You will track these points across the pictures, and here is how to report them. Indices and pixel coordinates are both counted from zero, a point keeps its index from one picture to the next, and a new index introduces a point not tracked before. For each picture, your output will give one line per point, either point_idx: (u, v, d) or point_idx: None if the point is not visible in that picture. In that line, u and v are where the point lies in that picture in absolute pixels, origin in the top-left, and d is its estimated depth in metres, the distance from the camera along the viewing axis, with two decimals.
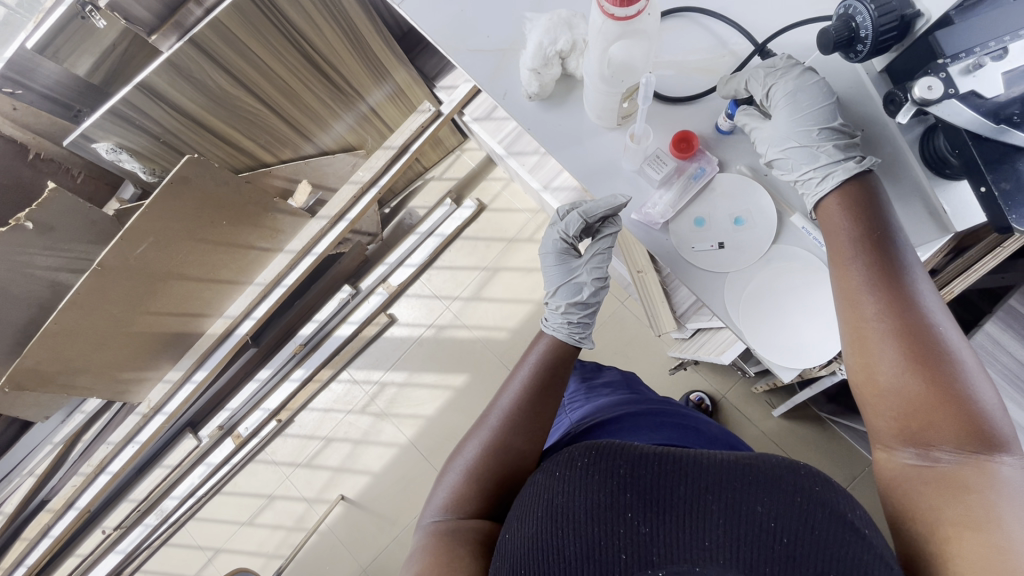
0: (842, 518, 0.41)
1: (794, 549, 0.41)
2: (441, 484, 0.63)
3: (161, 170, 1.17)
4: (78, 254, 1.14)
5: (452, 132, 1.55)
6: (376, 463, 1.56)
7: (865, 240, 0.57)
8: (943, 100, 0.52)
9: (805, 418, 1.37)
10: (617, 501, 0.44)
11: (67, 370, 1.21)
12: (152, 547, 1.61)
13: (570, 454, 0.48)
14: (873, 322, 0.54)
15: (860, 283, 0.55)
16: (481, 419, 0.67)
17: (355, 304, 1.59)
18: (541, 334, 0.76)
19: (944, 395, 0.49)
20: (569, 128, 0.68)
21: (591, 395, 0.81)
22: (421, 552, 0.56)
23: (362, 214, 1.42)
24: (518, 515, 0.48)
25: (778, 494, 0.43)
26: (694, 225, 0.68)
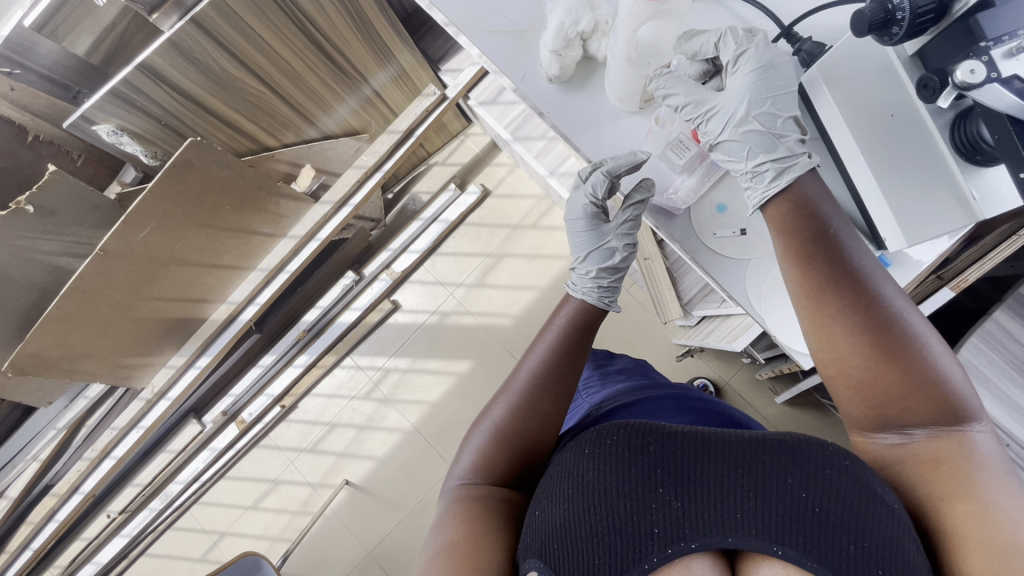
0: (869, 489, 0.42)
1: (828, 517, 0.42)
2: (468, 446, 0.63)
3: (163, 154, 1.15)
4: (79, 239, 1.13)
5: (456, 117, 1.53)
6: (380, 448, 1.56)
7: (809, 234, 0.54)
8: (984, 84, 0.52)
9: (808, 404, 1.38)
10: (648, 476, 0.46)
11: (71, 355, 1.20)
12: (157, 531, 1.63)
13: (598, 432, 0.50)
14: (830, 320, 0.51)
15: (813, 282, 0.53)
16: (507, 383, 0.66)
17: (359, 291, 1.58)
18: (567, 296, 0.73)
19: (910, 377, 0.48)
20: (588, 112, 0.67)
21: (607, 380, 0.82)
22: (451, 518, 0.57)
23: (366, 200, 1.41)
24: (547, 492, 0.51)
25: (808, 466, 0.43)
26: (716, 211, 0.68)
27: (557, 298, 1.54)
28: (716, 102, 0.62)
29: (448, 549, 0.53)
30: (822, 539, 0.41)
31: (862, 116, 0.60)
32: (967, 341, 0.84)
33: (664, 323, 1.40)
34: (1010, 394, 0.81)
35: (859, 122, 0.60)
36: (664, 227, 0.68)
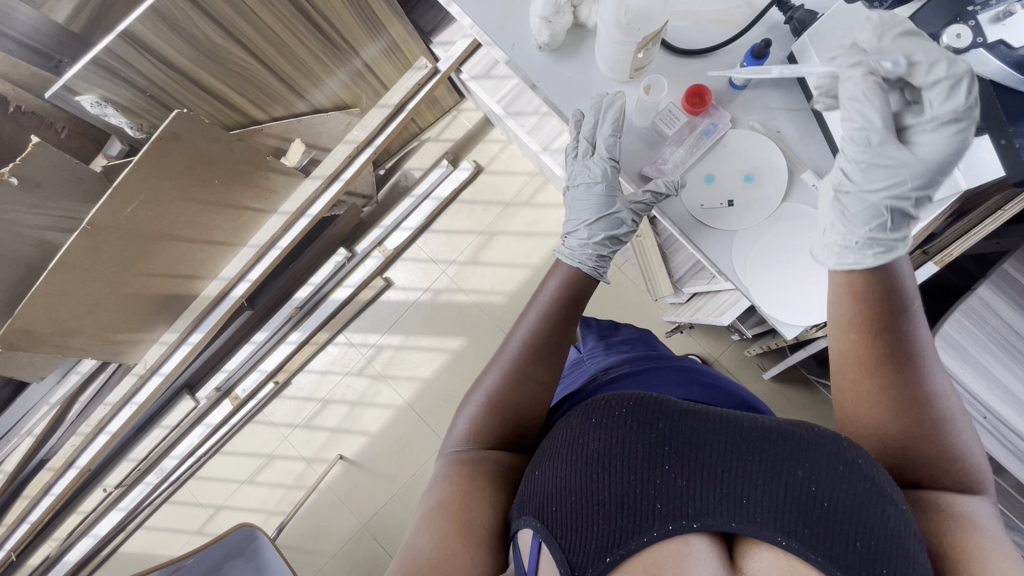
0: (868, 479, 0.45)
1: (832, 510, 0.43)
2: (461, 415, 0.65)
3: (149, 126, 1.13)
4: (66, 213, 1.12)
5: (448, 91, 1.51)
6: (374, 424, 1.58)
7: (876, 300, 0.55)
8: (972, 48, 0.59)
9: (795, 380, 1.40)
10: (655, 451, 0.48)
11: (62, 330, 1.20)
12: (154, 505, 1.65)
13: (606, 403, 0.52)
14: (878, 380, 0.54)
15: (871, 341, 0.54)
16: (499, 352, 0.67)
17: (351, 268, 1.58)
18: (559, 262, 0.72)
19: (930, 448, 0.53)
20: (579, 81, 0.69)
21: (610, 350, 0.82)
22: (444, 480, 0.60)
23: (358, 175, 1.40)
24: (550, 456, 0.53)
25: (818, 459, 0.45)
26: (704, 182, 0.69)
27: None
28: (887, 156, 0.59)
29: (440, 510, 0.57)
30: (825, 532, 0.43)
31: None
32: (952, 316, 0.84)
33: (655, 300, 1.41)
34: (992, 369, 0.83)
35: None
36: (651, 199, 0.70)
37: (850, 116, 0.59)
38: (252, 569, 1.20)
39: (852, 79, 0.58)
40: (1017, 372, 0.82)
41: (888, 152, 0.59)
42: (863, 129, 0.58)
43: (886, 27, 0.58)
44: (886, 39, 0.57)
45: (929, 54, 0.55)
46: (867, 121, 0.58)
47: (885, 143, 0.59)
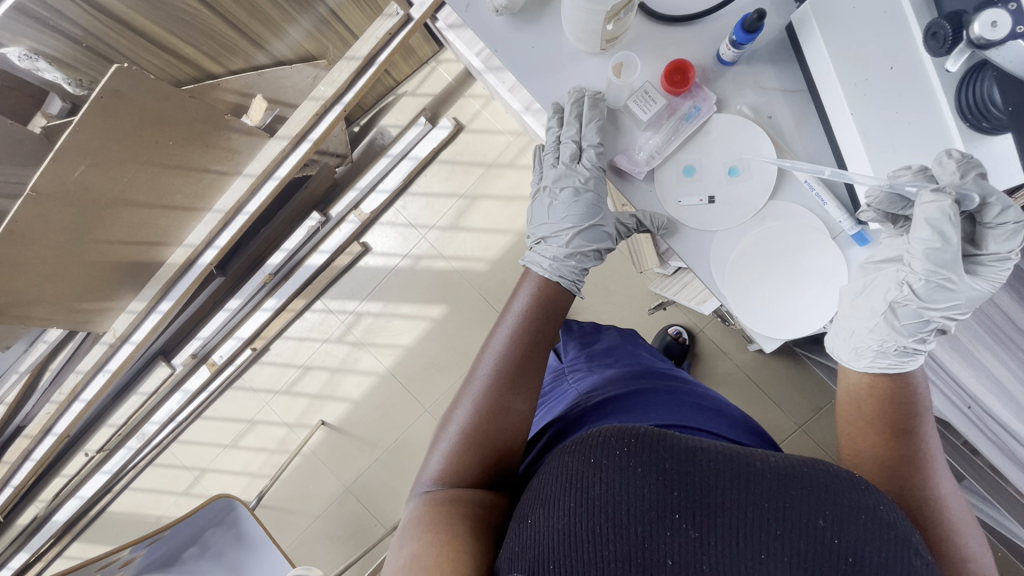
0: (883, 522, 0.44)
1: (855, 565, 0.42)
2: (434, 453, 0.61)
3: (89, 81, 1.04)
4: (8, 178, 1.03)
5: (425, 40, 1.41)
6: (355, 391, 1.56)
7: (893, 411, 0.60)
8: (1007, 41, 0.49)
9: (782, 352, 1.38)
10: (664, 501, 0.44)
11: (21, 300, 1.13)
12: (138, 467, 1.65)
13: (604, 440, 0.48)
14: (892, 478, 0.56)
15: (886, 442, 0.58)
16: (469, 378, 0.64)
17: (326, 233, 1.51)
18: (527, 272, 0.71)
19: (944, 553, 0.52)
20: (547, 50, 0.69)
21: (593, 365, 0.80)
22: (418, 526, 0.53)
23: (326, 135, 1.26)
24: (543, 501, 0.48)
25: (837, 507, 0.44)
26: (683, 174, 0.70)
27: None
28: (951, 281, 0.60)
29: (414, 566, 0.49)
30: None
31: (854, 69, 0.61)
32: None
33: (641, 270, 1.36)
34: (980, 360, 0.78)
35: (853, 77, 0.61)
36: (626, 193, 0.71)
37: (924, 233, 0.58)
38: (232, 537, 1.20)
39: (933, 202, 0.57)
40: (1012, 367, 0.76)
41: (952, 275, 0.59)
42: (934, 248, 0.59)
43: (969, 164, 0.56)
44: (969, 177, 0.56)
45: (1002, 196, 0.58)
46: (944, 240, 0.58)
47: (953, 268, 0.59)
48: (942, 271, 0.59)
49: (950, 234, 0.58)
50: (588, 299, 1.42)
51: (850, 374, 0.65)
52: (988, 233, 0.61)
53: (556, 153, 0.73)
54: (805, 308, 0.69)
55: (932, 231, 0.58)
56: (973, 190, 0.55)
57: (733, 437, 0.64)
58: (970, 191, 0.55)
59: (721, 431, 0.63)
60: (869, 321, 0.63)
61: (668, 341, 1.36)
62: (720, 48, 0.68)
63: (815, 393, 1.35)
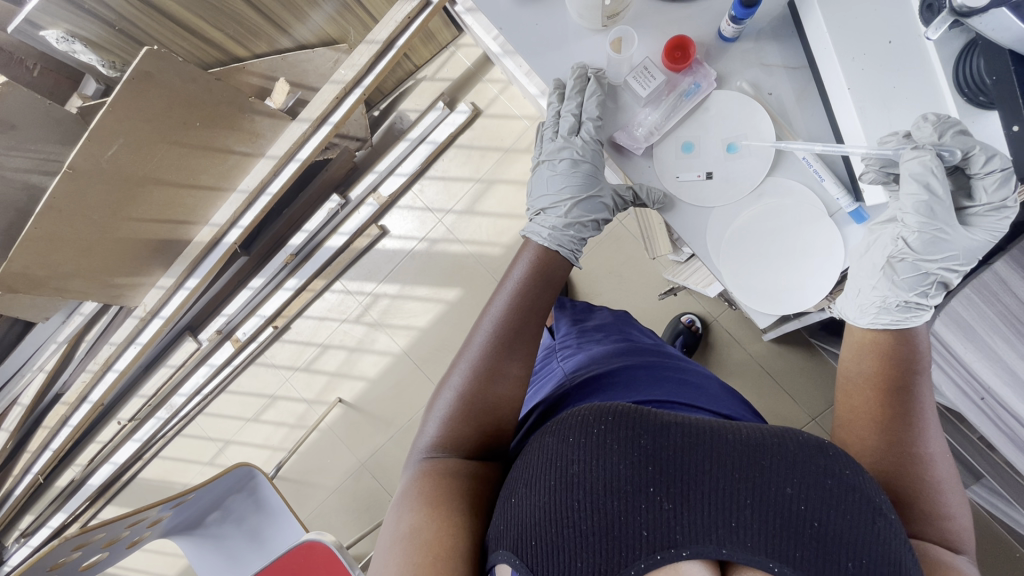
0: (851, 488, 0.45)
1: (823, 531, 0.44)
2: (429, 421, 0.62)
3: (122, 63, 1.09)
4: (46, 155, 1.08)
5: (445, 25, 1.43)
6: (371, 369, 1.60)
7: (893, 369, 0.58)
8: (990, 10, 0.49)
9: (795, 343, 1.36)
10: (640, 477, 0.46)
11: (59, 274, 1.19)
12: (167, 437, 1.73)
13: (581, 419, 0.50)
14: (884, 433, 0.55)
15: (882, 398, 0.56)
16: (465, 343, 0.66)
17: (346, 215, 1.54)
18: (527, 242, 0.72)
19: (924, 507, 0.52)
20: (553, 31, 0.70)
21: (582, 341, 0.82)
22: (414, 499, 0.55)
23: (346, 118, 1.29)
24: (525, 481, 0.50)
25: (805, 474, 0.45)
26: (682, 150, 0.70)
27: None
28: (945, 231, 0.61)
29: (412, 540, 0.51)
30: (816, 554, 0.43)
31: (854, 42, 0.60)
32: (960, 292, 0.79)
33: (654, 258, 1.36)
34: (991, 347, 0.77)
35: (851, 51, 0.60)
36: (624, 167, 0.72)
37: (911, 188, 0.60)
38: (252, 504, 1.25)
39: (914, 159, 0.58)
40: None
41: (943, 225, 0.61)
42: (922, 200, 0.60)
43: (946, 125, 0.58)
44: (947, 136, 0.57)
45: (985, 146, 0.58)
46: (930, 192, 0.60)
47: (943, 218, 0.61)
48: (934, 221, 0.60)
49: (935, 185, 0.60)
50: (601, 285, 1.43)
51: (853, 331, 0.63)
52: (979, 184, 0.60)
53: (555, 127, 0.74)
54: (802, 286, 0.68)
55: (918, 185, 0.60)
56: (953, 146, 0.57)
57: (716, 407, 0.65)
58: (950, 147, 0.57)
59: (705, 402, 0.65)
60: (872, 277, 0.63)
61: (681, 329, 1.36)
62: (721, 24, 0.68)
63: (826, 383, 1.33)
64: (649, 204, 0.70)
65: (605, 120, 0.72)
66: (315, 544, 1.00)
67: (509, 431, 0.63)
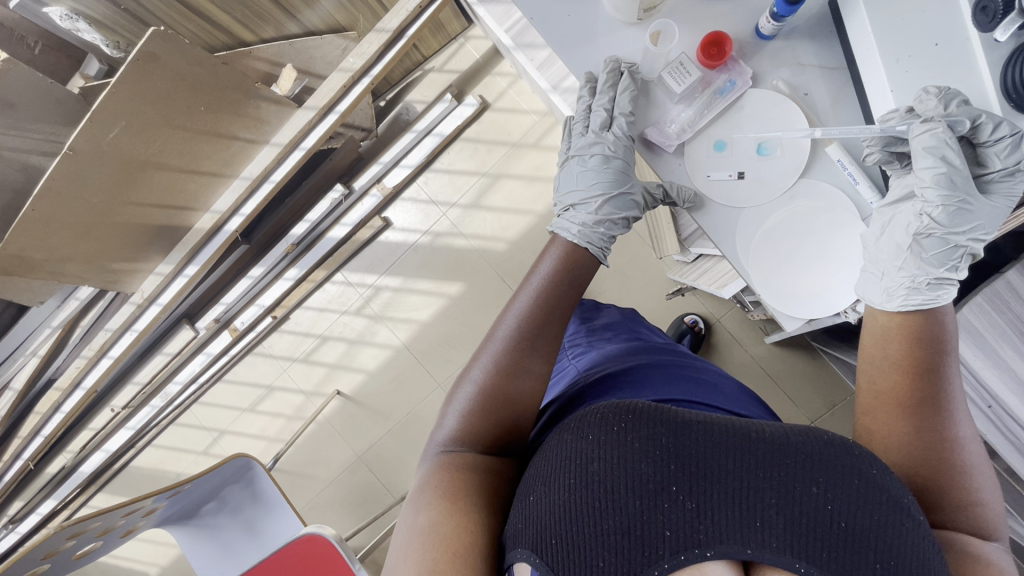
0: (879, 490, 0.45)
1: (850, 531, 0.43)
2: (447, 414, 0.62)
3: (126, 44, 1.07)
4: (47, 136, 1.06)
5: (455, 15, 1.41)
6: (371, 362, 1.59)
7: (922, 354, 0.57)
8: None
9: (797, 345, 1.37)
10: (662, 475, 0.45)
11: (55, 257, 1.17)
12: (160, 426, 1.71)
13: (602, 417, 0.49)
14: (912, 420, 0.54)
15: (911, 383, 0.55)
16: (488, 338, 0.65)
17: (349, 205, 1.52)
18: (554, 238, 0.71)
19: (953, 495, 0.52)
20: (577, 24, 0.69)
21: (593, 340, 0.81)
22: (431, 494, 0.54)
23: (353, 107, 1.27)
24: (544, 478, 0.49)
25: (831, 475, 0.45)
26: (715, 149, 0.69)
27: None
28: (967, 201, 0.61)
29: (431, 535, 0.50)
30: (843, 555, 0.43)
31: (900, 44, 0.60)
32: (971, 300, 0.79)
33: (661, 257, 1.36)
34: (1000, 354, 0.78)
35: (897, 52, 0.60)
36: (655, 165, 0.71)
37: (928, 163, 0.61)
38: (249, 495, 1.24)
39: (926, 132, 0.59)
40: None
41: (965, 196, 0.61)
42: (941, 172, 0.61)
43: (949, 95, 0.58)
44: (953, 106, 0.58)
45: (993, 114, 0.58)
46: (948, 164, 0.60)
47: (964, 189, 0.61)
48: (955, 194, 0.61)
49: (951, 156, 0.60)
50: (606, 282, 1.42)
51: (878, 315, 0.62)
52: (989, 152, 0.61)
53: (586, 122, 0.74)
54: (826, 289, 0.68)
55: (934, 158, 0.60)
56: (961, 116, 0.57)
57: (734, 407, 0.65)
58: (958, 118, 0.58)
59: (724, 403, 0.65)
60: (898, 258, 0.62)
61: (684, 329, 1.35)
62: (759, 21, 0.67)
63: (827, 387, 1.34)
64: (679, 203, 0.69)
65: (636, 117, 0.72)
66: (315, 537, 1.00)
67: (527, 427, 0.62)
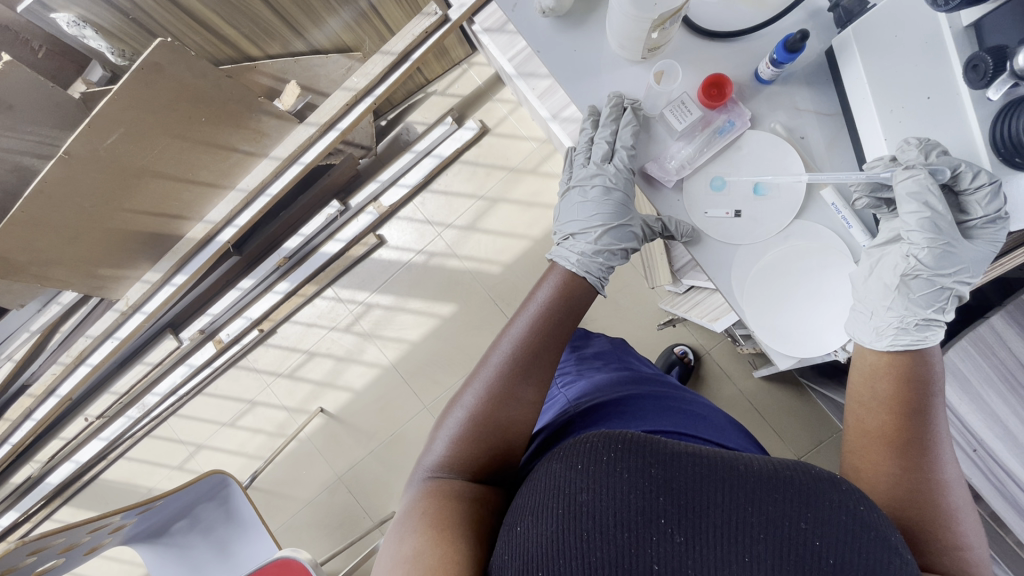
0: (865, 527, 0.44)
1: (837, 567, 0.43)
2: (437, 440, 0.61)
3: (132, 52, 1.07)
4: (44, 139, 1.05)
5: (459, 42, 1.43)
6: (358, 381, 1.57)
7: (909, 393, 0.58)
8: None
9: (786, 382, 1.37)
10: (651, 507, 0.45)
11: (40, 260, 1.15)
12: (135, 438, 1.66)
13: (590, 445, 0.48)
14: (900, 460, 0.55)
15: (898, 423, 0.56)
16: (482, 362, 0.65)
17: (344, 222, 1.52)
18: (554, 266, 0.72)
19: (941, 538, 0.51)
20: (582, 56, 0.71)
21: (582, 369, 0.81)
22: (418, 520, 0.53)
23: (354, 126, 1.29)
24: (532, 507, 0.48)
25: (819, 510, 0.44)
26: (712, 187, 0.70)
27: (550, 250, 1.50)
28: (950, 245, 0.63)
29: (415, 564, 0.48)
30: None
31: (895, 95, 0.62)
32: (956, 344, 0.81)
33: (653, 287, 1.37)
34: (986, 400, 0.79)
35: (891, 103, 0.62)
36: (654, 198, 0.72)
37: (911, 207, 0.63)
38: (224, 513, 1.21)
39: (909, 178, 0.60)
40: (1018, 412, 0.78)
41: (950, 240, 0.63)
42: (925, 217, 0.63)
43: (929, 147, 0.61)
44: (932, 156, 0.61)
45: (971, 163, 0.61)
46: (930, 209, 0.63)
47: (948, 233, 0.63)
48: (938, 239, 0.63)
49: (932, 203, 0.63)
50: (598, 310, 1.43)
51: (868, 355, 0.63)
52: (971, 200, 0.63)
53: (587, 153, 0.76)
54: (818, 329, 0.69)
55: (916, 203, 0.63)
56: (942, 165, 0.60)
57: (722, 440, 0.65)
58: (939, 166, 0.60)
59: (714, 437, 0.64)
60: (887, 299, 0.63)
61: (673, 360, 1.35)
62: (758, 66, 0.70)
63: (816, 425, 1.34)
64: (677, 236, 0.70)
65: (636, 151, 0.73)
66: (289, 561, 0.97)
67: (517, 454, 0.62)
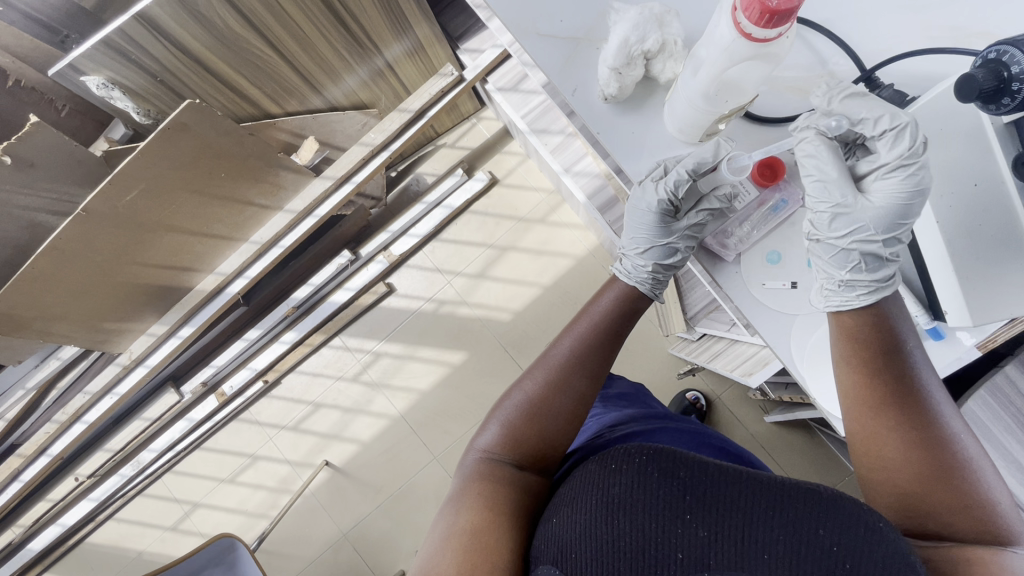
0: (916, 564, 0.39)
1: (855, 574, 0.39)
2: (491, 422, 0.62)
3: (157, 112, 1.05)
4: (61, 196, 1.05)
5: (469, 98, 1.48)
6: (365, 432, 1.53)
7: (873, 346, 0.54)
8: None
9: (796, 425, 1.39)
10: (677, 502, 0.43)
11: (46, 316, 1.13)
12: (125, 498, 1.58)
13: (626, 448, 0.47)
14: (878, 420, 0.51)
15: (867, 381, 0.53)
16: (543, 355, 0.65)
17: (354, 270, 1.53)
18: (614, 280, 0.69)
19: (944, 495, 0.48)
20: (641, 136, 0.64)
21: (609, 405, 0.80)
22: (471, 501, 0.54)
23: (369, 179, 1.36)
24: (569, 500, 0.47)
25: (841, 517, 0.40)
26: (767, 260, 0.64)
27: (559, 297, 1.52)
28: (849, 202, 0.56)
29: (469, 538, 0.50)
30: None
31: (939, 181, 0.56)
32: (974, 393, 0.84)
33: (666, 333, 1.40)
34: (1006, 446, 0.82)
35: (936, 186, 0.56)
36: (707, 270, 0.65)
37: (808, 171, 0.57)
38: None
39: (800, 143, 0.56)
40: None
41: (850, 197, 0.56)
42: (826, 179, 0.56)
43: (837, 89, 0.55)
44: (837, 100, 0.54)
45: (870, 105, 0.53)
46: (827, 172, 0.56)
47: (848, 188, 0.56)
48: (837, 197, 0.56)
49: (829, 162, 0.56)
50: None
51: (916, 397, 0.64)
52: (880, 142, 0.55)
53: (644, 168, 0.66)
54: None
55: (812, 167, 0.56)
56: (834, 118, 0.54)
57: None
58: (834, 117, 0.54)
59: None
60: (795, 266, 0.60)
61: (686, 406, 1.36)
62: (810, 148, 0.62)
63: (828, 468, 1.35)
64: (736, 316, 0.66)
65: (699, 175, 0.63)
66: None
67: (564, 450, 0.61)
